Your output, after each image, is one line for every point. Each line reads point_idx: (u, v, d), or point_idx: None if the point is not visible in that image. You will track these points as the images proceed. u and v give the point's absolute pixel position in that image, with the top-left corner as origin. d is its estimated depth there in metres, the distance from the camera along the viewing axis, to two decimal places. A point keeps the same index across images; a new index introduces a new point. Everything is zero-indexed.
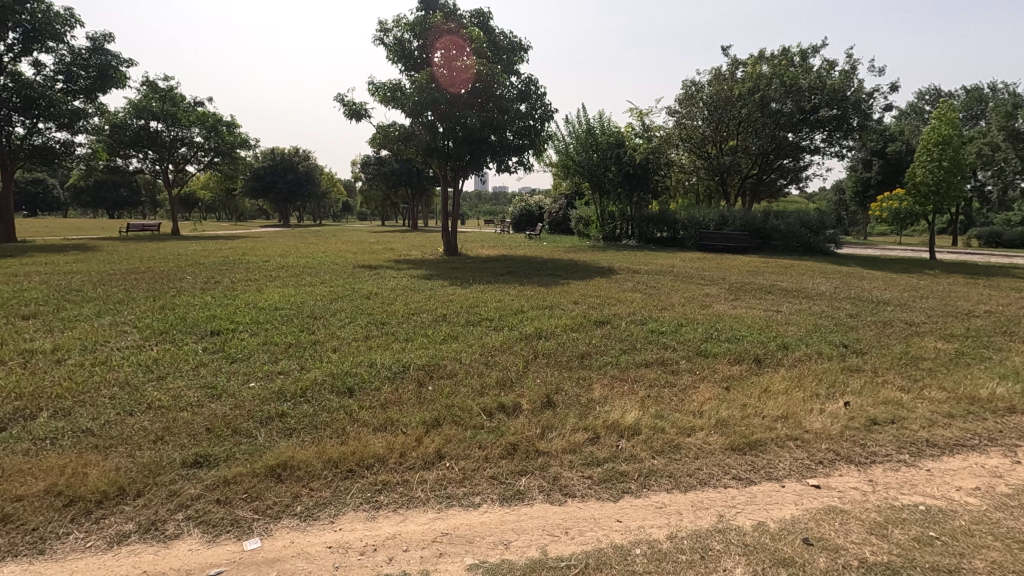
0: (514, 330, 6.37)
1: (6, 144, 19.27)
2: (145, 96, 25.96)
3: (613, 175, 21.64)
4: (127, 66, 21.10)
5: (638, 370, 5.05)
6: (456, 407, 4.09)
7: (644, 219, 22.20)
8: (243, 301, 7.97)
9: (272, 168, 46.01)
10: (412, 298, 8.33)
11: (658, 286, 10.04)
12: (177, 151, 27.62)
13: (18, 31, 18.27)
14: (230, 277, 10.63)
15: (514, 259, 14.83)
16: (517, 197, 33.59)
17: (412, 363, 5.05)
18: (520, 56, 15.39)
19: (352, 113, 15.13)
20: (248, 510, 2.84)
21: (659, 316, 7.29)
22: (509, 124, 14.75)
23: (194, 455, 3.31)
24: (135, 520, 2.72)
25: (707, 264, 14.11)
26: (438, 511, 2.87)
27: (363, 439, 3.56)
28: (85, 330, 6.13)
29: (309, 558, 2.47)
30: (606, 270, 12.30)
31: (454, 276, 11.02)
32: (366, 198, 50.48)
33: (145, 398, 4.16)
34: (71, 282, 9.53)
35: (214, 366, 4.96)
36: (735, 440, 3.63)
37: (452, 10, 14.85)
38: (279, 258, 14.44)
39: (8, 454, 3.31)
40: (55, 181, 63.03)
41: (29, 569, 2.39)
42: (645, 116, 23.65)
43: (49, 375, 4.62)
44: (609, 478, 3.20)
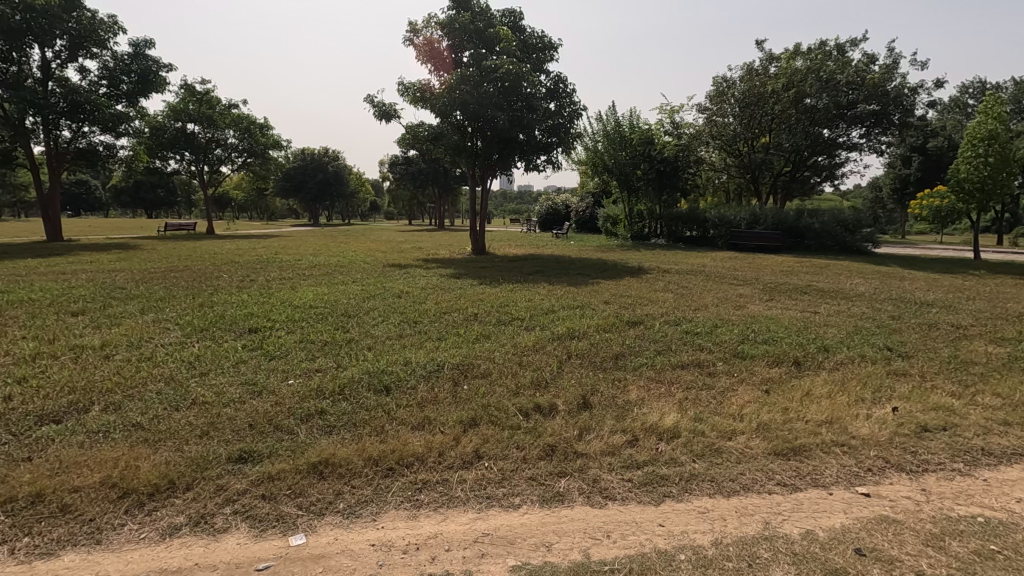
0: (546, 330, 6.35)
1: (54, 147, 20.08)
2: (183, 99, 26.86)
3: (642, 173, 21.55)
4: (167, 71, 21.78)
5: (674, 371, 4.99)
6: (493, 407, 4.09)
7: (672, 218, 21.92)
8: (279, 299, 8.11)
9: (303, 168, 46.98)
10: (443, 297, 8.40)
11: (689, 286, 9.87)
12: (213, 152, 28.37)
13: (66, 39, 18.97)
14: (264, 275, 10.85)
15: (542, 258, 14.78)
16: (543, 196, 33.53)
17: (446, 362, 5.08)
18: (549, 54, 15.33)
19: (382, 113, 15.32)
20: (292, 506, 2.89)
21: (692, 317, 7.18)
22: (538, 122, 14.70)
23: (239, 451, 3.38)
24: (185, 513, 2.80)
25: (739, 263, 13.83)
26: (478, 511, 2.87)
27: (402, 437, 3.59)
28: (130, 327, 6.33)
29: (353, 555, 2.50)
30: (636, 270, 12.18)
31: (482, 275, 11.03)
32: (395, 197, 51.39)
33: (190, 394, 4.28)
34: (115, 280, 9.86)
35: (254, 364, 5.07)
36: (779, 445, 3.55)
37: (483, 10, 14.82)
38: (310, 257, 14.68)
39: (64, 446, 3.43)
40: (99, 182, 65.65)
41: (87, 558, 2.46)
42: (675, 113, 23.45)
43: (100, 370, 4.77)
44: (650, 481, 3.16)
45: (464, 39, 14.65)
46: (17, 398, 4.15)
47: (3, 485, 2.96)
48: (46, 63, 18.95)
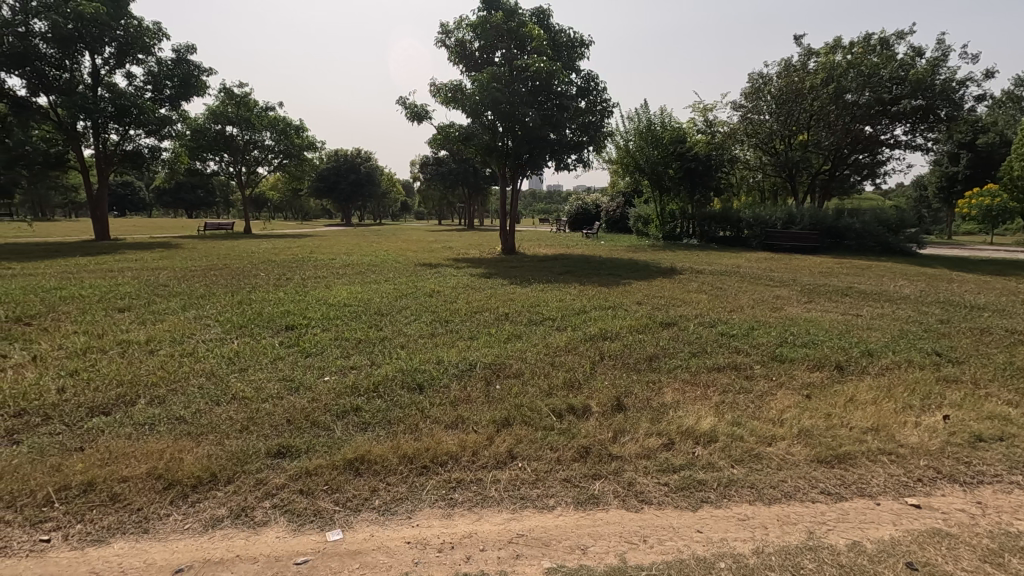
0: (578, 330, 6.31)
1: (102, 150, 20.95)
2: (222, 102, 27.76)
3: (673, 172, 21.35)
4: (207, 75, 22.51)
5: (710, 374, 4.87)
6: (526, 407, 4.07)
7: (706, 218, 21.56)
8: (314, 297, 8.26)
9: (336, 168, 47.98)
10: (474, 296, 8.45)
11: (724, 287, 9.69)
12: (250, 154, 29.12)
13: (114, 46, 19.86)
14: (300, 274, 11.11)
15: (572, 258, 14.71)
16: (573, 196, 33.46)
17: (478, 361, 5.09)
18: (580, 52, 15.22)
19: (414, 114, 15.49)
20: (329, 502, 2.92)
21: (728, 318, 7.01)
22: (569, 121, 14.61)
23: (277, 446, 3.44)
24: (227, 505, 2.86)
25: (775, 264, 13.52)
26: (513, 511, 2.86)
27: (436, 435, 3.61)
28: (173, 323, 6.55)
29: (389, 552, 2.52)
30: (668, 270, 12.05)
31: (513, 274, 11.07)
32: (426, 198, 51.95)
33: (230, 389, 4.39)
34: (159, 278, 10.23)
35: (291, 360, 5.17)
36: (822, 452, 3.43)
37: (514, 9, 14.84)
38: (344, 256, 14.90)
39: (113, 438, 3.56)
40: (143, 184, 68.33)
41: (135, 546, 2.55)
42: (708, 111, 23.12)
43: (145, 365, 4.94)
44: (687, 486, 3.09)
45: (495, 38, 14.66)
46: (70, 389, 4.34)
47: (58, 473, 3.09)
48: (96, 69, 19.78)
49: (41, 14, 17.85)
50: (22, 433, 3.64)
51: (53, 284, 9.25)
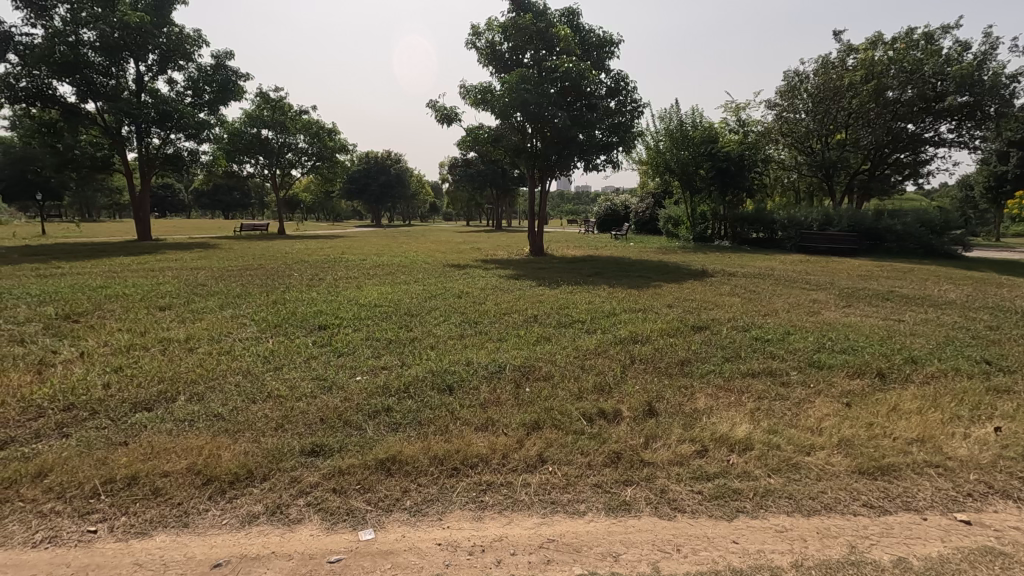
0: (608, 333, 6.24)
1: (145, 153, 21.75)
2: (258, 106, 28.54)
3: (705, 172, 21.00)
4: (244, 80, 23.13)
5: (744, 380, 4.75)
6: (556, 411, 4.05)
7: (738, 219, 21.15)
8: (345, 297, 8.39)
9: (366, 170, 48.75)
10: (503, 298, 8.47)
11: (758, 290, 9.47)
12: (284, 157, 29.81)
13: (157, 53, 20.63)
14: (332, 274, 11.32)
15: (602, 260, 14.60)
16: (602, 197, 33.25)
17: (508, 363, 5.10)
18: (610, 51, 15.09)
19: (444, 117, 15.61)
20: (362, 501, 2.96)
21: (762, 322, 6.84)
22: (598, 122, 14.50)
23: (311, 444, 3.50)
24: (263, 502, 2.92)
25: (810, 267, 13.15)
26: (543, 516, 2.84)
27: (467, 437, 3.62)
28: (211, 321, 6.75)
29: (420, 554, 2.53)
30: (700, 273, 11.84)
31: (541, 276, 11.06)
32: (454, 199, 52.30)
33: (266, 387, 4.49)
34: (197, 277, 10.55)
35: (324, 359, 5.27)
36: (864, 463, 3.31)
37: (543, 10, 14.82)
38: (375, 257, 15.11)
39: (155, 433, 3.68)
40: (183, 186, 70.69)
41: (176, 540, 2.62)
42: (741, 110, 22.67)
43: (184, 362, 5.10)
44: (722, 495, 3.02)
45: (524, 39, 14.65)
46: (115, 385, 4.52)
47: (104, 466, 3.20)
48: (140, 76, 20.56)
49: (89, 23, 18.66)
50: (71, 427, 3.79)
51: (98, 283, 9.62)
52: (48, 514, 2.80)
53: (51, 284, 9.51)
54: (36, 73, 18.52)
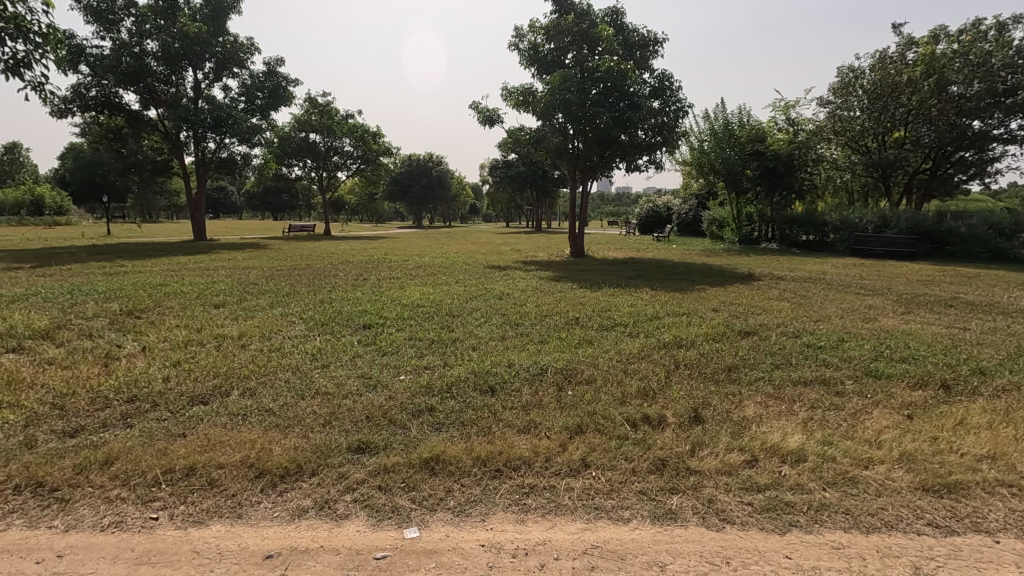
0: (651, 337, 6.14)
1: (201, 157, 22.72)
2: (307, 111, 29.47)
3: (751, 172, 20.42)
4: (294, 86, 23.91)
5: (796, 389, 4.57)
6: (599, 415, 4.01)
7: (786, 220, 20.48)
8: (389, 298, 8.55)
9: (409, 173, 49.62)
10: (544, 300, 8.44)
11: (808, 294, 9.13)
12: (331, 160, 30.63)
13: (213, 61, 21.57)
14: (376, 274, 11.56)
15: (644, 262, 14.39)
16: (644, 198, 32.83)
17: (550, 365, 5.08)
18: (654, 50, 14.86)
19: (486, 118, 15.72)
20: (406, 499, 2.99)
21: (814, 329, 6.57)
22: (641, 122, 14.29)
23: (357, 441, 3.57)
24: (311, 497, 3.00)
25: (864, 272, 12.59)
26: (587, 521, 2.80)
27: (509, 439, 3.63)
28: (262, 319, 6.98)
29: (464, 554, 2.54)
30: (747, 276, 11.51)
31: (583, 278, 10.99)
32: (495, 201, 52.55)
33: (314, 384, 4.61)
34: (249, 276, 10.96)
35: (369, 358, 5.37)
36: (928, 479, 3.13)
37: (587, 10, 14.72)
38: (417, 258, 15.35)
39: (210, 426, 3.84)
40: (235, 188, 73.68)
41: (231, 530, 2.72)
42: (791, 108, 21.94)
43: (238, 358, 5.30)
44: (774, 507, 2.91)
45: (567, 39, 14.59)
46: (174, 378, 4.74)
47: (164, 456, 3.36)
48: (197, 84, 21.53)
49: (152, 35, 19.71)
50: (134, 418, 4.00)
51: (158, 281, 10.12)
52: (115, 500, 2.95)
53: (116, 281, 10.05)
54: (104, 82, 19.65)
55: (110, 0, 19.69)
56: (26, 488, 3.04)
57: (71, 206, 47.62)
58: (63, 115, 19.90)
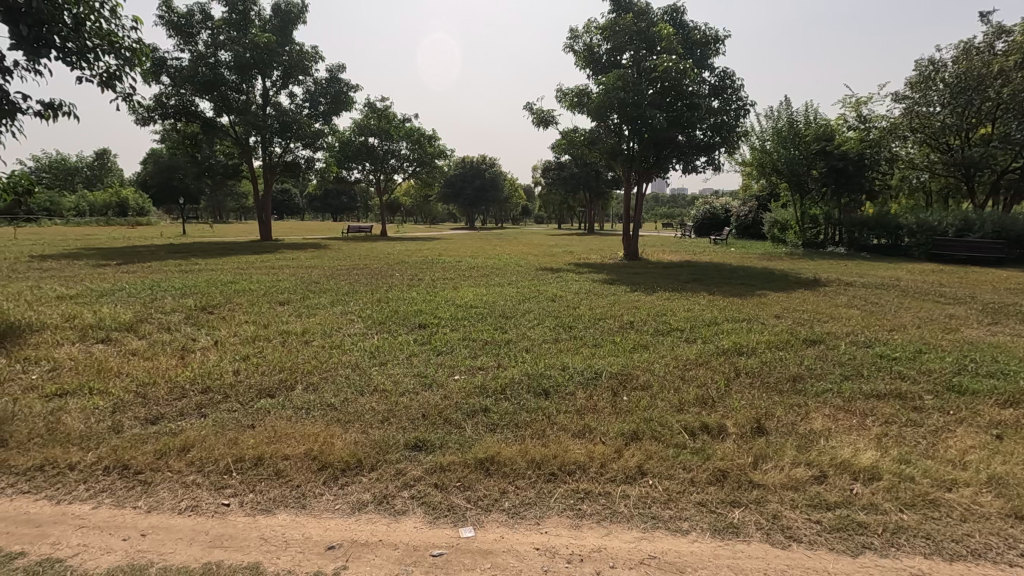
0: (709, 343, 5.96)
1: (268, 161, 23.87)
2: (366, 115, 30.45)
3: (817, 173, 19.50)
4: (355, 92, 24.72)
5: (868, 402, 4.31)
6: (656, 422, 3.91)
7: (855, 224, 19.41)
8: (443, 298, 8.70)
9: (462, 175, 50.40)
10: (598, 302, 8.37)
11: (880, 302, 8.60)
12: (388, 163, 31.48)
13: (281, 70, 22.63)
14: (431, 275, 11.79)
15: (701, 266, 14.00)
16: (700, 199, 31.98)
17: (604, 370, 5.01)
18: (714, 48, 14.47)
19: (541, 120, 15.74)
20: (461, 498, 3.03)
21: (888, 339, 6.17)
22: (699, 121, 13.90)
23: (414, 439, 3.64)
24: (371, 491, 3.09)
25: (942, 278, 11.73)
26: (643, 531, 2.74)
27: (564, 443, 3.60)
28: (324, 317, 7.26)
29: (519, 557, 2.54)
30: (812, 281, 10.97)
31: (637, 282, 10.81)
32: (548, 202, 52.50)
33: (372, 381, 4.74)
34: (311, 275, 11.40)
35: (424, 357, 5.47)
36: (1021, 506, 2.87)
37: (645, 8, 14.48)
38: (470, 259, 15.56)
39: (276, 418, 4.01)
40: (299, 191, 77.08)
41: (295, 519, 2.83)
42: (862, 104, 20.77)
43: (302, 354, 5.52)
44: (845, 527, 2.75)
45: (623, 40, 14.41)
46: (244, 371, 5.01)
47: (234, 446, 3.53)
48: (266, 91, 22.63)
49: (226, 46, 20.89)
50: (208, 408, 4.24)
51: (229, 278, 10.69)
52: (191, 485, 3.14)
53: (190, 278, 10.69)
54: (183, 92, 21.01)
55: (189, 15, 21.03)
56: (114, 470, 3.28)
57: (152, 208, 51.34)
58: (146, 123, 21.41)
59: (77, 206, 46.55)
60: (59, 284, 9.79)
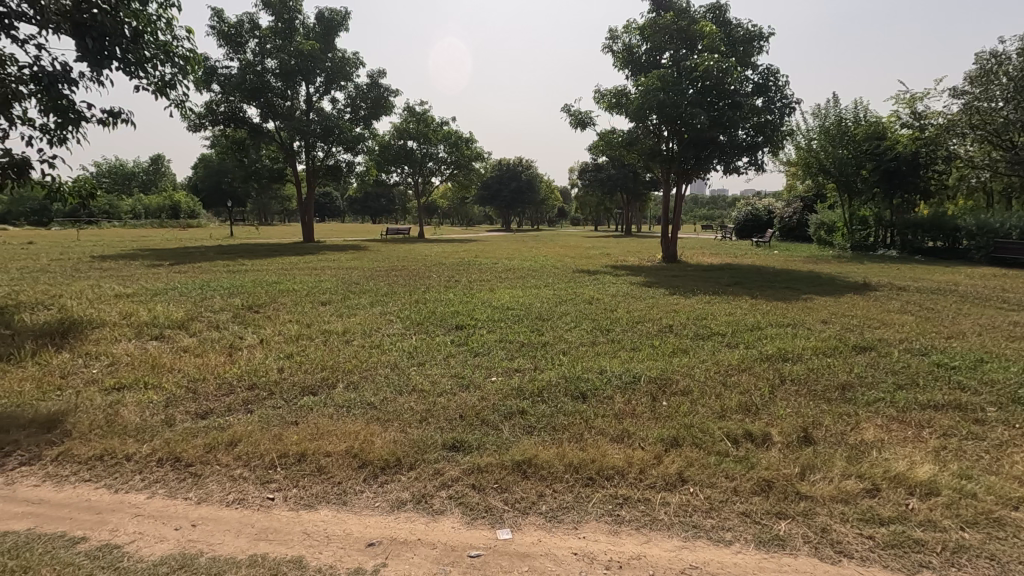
0: (752, 348, 5.79)
1: (311, 165, 24.53)
2: (405, 119, 30.96)
3: (867, 173, 18.86)
4: (394, 96, 25.16)
5: (924, 413, 4.10)
6: (697, 428, 3.83)
7: (909, 225, 18.59)
8: (480, 300, 8.75)
9: (499, 177, 50.70)
10: (636, 305, 8.25)
11: (937, 307, 8.18)
12: (426, 166, 31.90)
13: (324, 76, 23.23)
14: (468, 276, 11.88)
15: (743, 269, 13.64)
16: (742, 201, 31.19)
17: (643, 374, 4.93)
18: (758, 45, 14.11)
19: (578, 121, 15.65)
20: (499, 500, 3.03)
21: (946, 347, 5.85)
22: (742, 121, 13.55)
23: (452, 439, 3.67)
24: (410, 490, 3.12)
25: (1005, 283, 11.08)
26: (684, 539, 2.68)
27: (602, 447, 3.56)
28: (363, 317, 7.40)
29: (557, 561, 2.52)
30: (862, 285, 10.54)
31: (675, 284, 10.63)
32: (584, 204, 52.19)
33: (410, 381, 4.81)
34: (351, 276, 11.64)
35: (461, 358, 5.52)
36: None
37: (686, 8, 14.26)
38: (507, 261, 15.62)
39: (319, 415, 4.11)
40: (340, 194, 79.01)
41: (337, 514, 2.89)
42: (917, 101, 19.78)
43: (343, 353, 5.65)
44: (900, 544, 2.62)
45: (663, 39, 14.21)
46: (288, 368, 5.16)
47: (279, 442, 3.63)
48: (309, 97, 23.28)
49: (272, 54, 21.61)
50: (255, 404, 4.38)
51: (273, 279, 11.03)
52: (238, 478, 3.25)
53: (237, 279, 11.06)
54: (232, 99, 21.83)
55: (238, 25, 21.85)
56: (166, 461, 3.42)
57: (202, 211, 53.61)
58: (198, 129, 22.31)
59: (133, 209, 49.07)
60: (117, 283, 10.31)
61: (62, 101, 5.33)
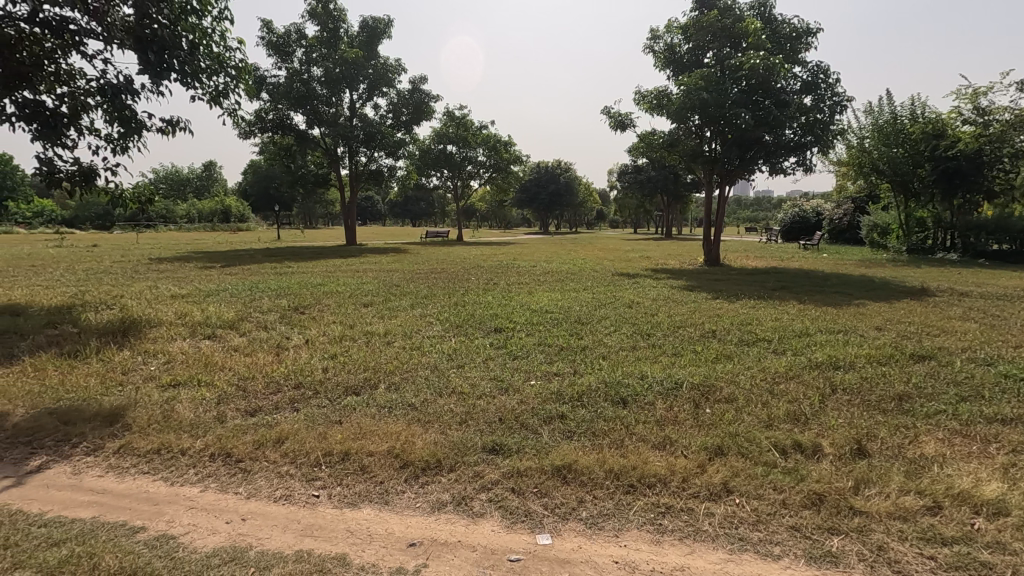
0: (800, 355, 5.58)
1: (353, 169, 25.12)
2: (445, 123, 31.38)
3: (925, 172, 18.11)
4: (435, 101, 25.48)
5: (992, 428, 3.85)
6: (742, 437, 3.71)
7: (971, 228, 17.71)
8: (518, 302, 8.76)
9: (537, 179, 50.74)
10: (677, 309, 8.10)
11: (1004, 315, 7.68)
12: (465, 169, 32.21)
13: (367, 83, 23.76)
14: (506, 279, 11.91)
15: (788, 272, 13.20)
16: (789, 202, 30.21)
17: (685, 380, 4.82)
18: (806, 42, 13.67)
19: (618, 123, 15.51)
20: (539, 505, 3.02)
21: (1013, 357, 5.49)
22: (789, 120, 13.12)
23: (492, 442, 3.68)
24: (450, 492, 3.14)
25: None
26: (730, 552, 2.61)
27: (644, 454, 3.50)
28: (404, 319, 7.52)
29: (597, 569, 2.49)
30: (919, 290, 10.02)
31: (718, 288, 10.38)
32: (624, 206, 51.60)
33: (450, 383, 4.85)
34: (392, 279, 11.87)
35: (500, 361, 5.54)
36: None
37: (730, 5, 13.94)
38: (545, 264, 15.61)
39: (361, 416, 4.19)
40: (381, 198, 80.70)
41: (379, 514, 2.94)
42: (980, 96, 18.67)
43: (384, 354, 5.75)
44: (964, 566, 2.47)
45: (706, 38, 13.93)
46: (332, 369, 5.29)
47: (323, 441, 3.72)
48: (353, 103, 23.86)
49: (318, 63, 22.27)
50: (300, 402, 4.51)
51: (318, 281, 11.35)
52: (285, 475, 3.34)
53: (283, 281, 11.43)
54: (280, 107, 22.59)
55: (287, 35, 22.61)
56: (218, 457, 3.56)
57: (251, 215, 55.71)
58: (248, 136, 23.18)
59: (188, 214, 51.41)
60: (173, 284, 10.82)
61: (126, 111, 5.65)
